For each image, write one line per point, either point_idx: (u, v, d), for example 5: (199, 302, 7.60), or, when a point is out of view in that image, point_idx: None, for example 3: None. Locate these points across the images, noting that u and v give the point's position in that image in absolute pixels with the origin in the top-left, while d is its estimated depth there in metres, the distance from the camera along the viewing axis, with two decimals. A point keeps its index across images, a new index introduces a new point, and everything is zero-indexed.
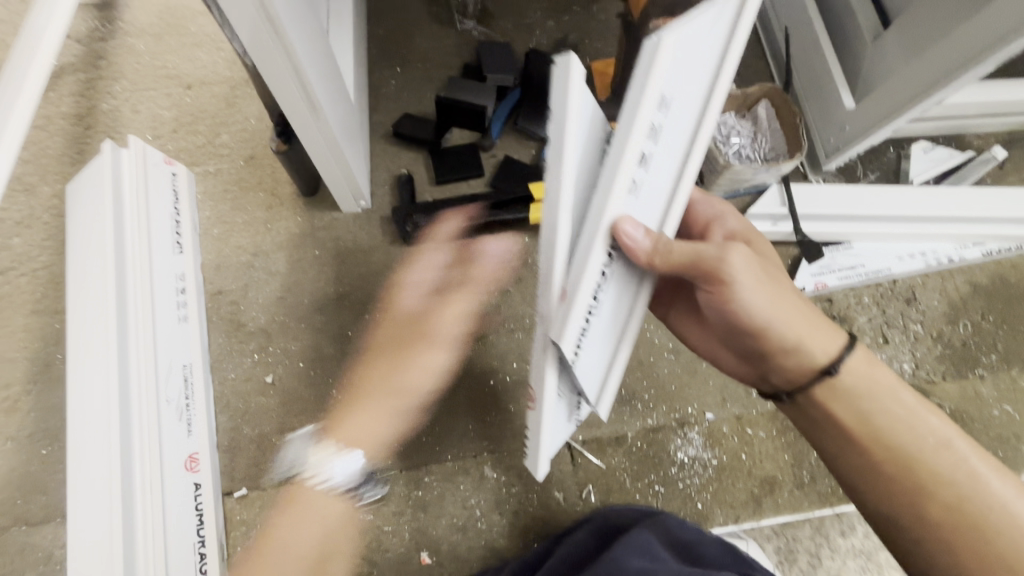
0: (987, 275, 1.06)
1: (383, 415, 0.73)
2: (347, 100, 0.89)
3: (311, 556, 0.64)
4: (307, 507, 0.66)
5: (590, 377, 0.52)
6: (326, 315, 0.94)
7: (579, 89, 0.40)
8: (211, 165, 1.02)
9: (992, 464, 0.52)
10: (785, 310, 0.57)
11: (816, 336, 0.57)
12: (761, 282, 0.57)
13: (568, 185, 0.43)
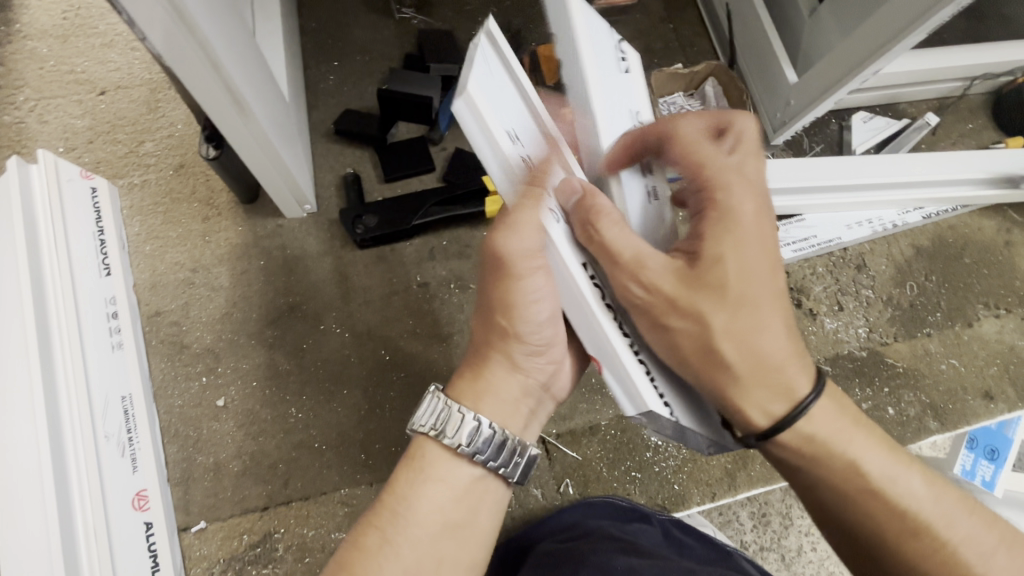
0: (928, 237, 1.10)
1: (512, 389, 0.55)
2: (280, 100, 0.84)
3: (427, 571, 0.48)
4: (422, 503, 0.50)
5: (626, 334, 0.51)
6: (277, 329, 0.88)
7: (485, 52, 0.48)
8: (136, 176, 0.94)
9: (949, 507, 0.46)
10: (752, 344, 0.45)
11: (775, 363, 0.45)
12: (678, 312, 0.46)
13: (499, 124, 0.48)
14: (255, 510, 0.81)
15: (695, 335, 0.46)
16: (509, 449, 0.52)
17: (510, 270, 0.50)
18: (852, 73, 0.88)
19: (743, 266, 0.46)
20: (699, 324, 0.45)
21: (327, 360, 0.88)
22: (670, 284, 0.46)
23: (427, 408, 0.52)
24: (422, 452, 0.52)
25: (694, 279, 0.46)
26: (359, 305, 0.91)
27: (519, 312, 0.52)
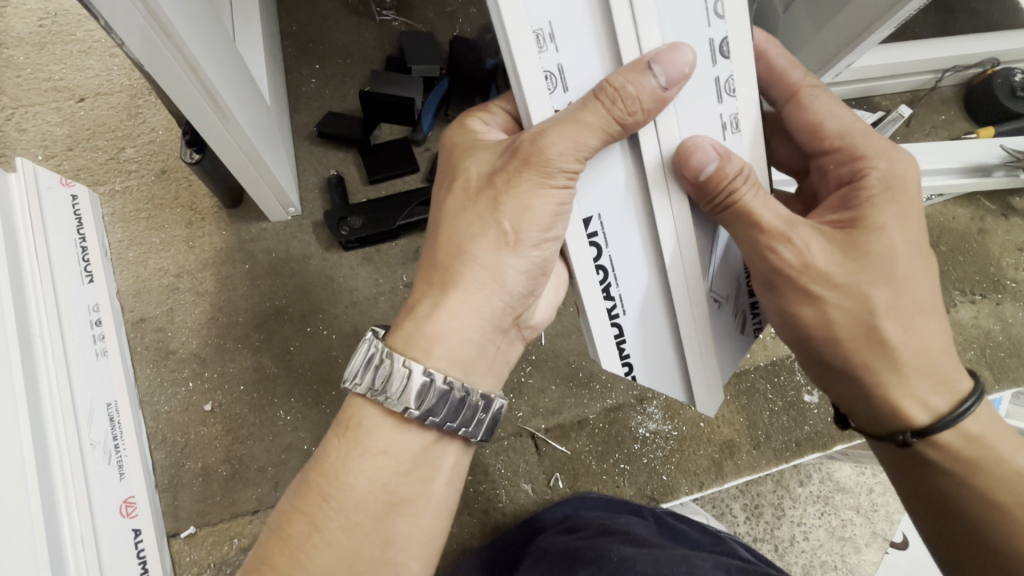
0: None
1: (475, 327, 0.50)
2: (260, 100, 0.83)
3: (369, 552, 0.46)
4: (356, 478, 0.46)
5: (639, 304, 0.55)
6: (263, 332, 0.88)
7: None
8: (117, 183, 0.94)
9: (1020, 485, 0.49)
10: (918, 336, 0.49)
11: (924, 357, 0.49)
12: (846, 290, 0.48)
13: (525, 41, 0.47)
14: (246, 514, 0.81)
15: (858, 311, 0.48)
16: (467, 406, 0.48)
17: (533, 171, 0.47)
18: (822, 72, 0.93)
19: (914, 253, 0.49)
20: (861, 301, 0.48)
21: (314, 362, 0.88)
22: (832, 261, 0.48)
23: (361, 369, 0.47)
24: (353, 417, 0.47)
25: (861, 254, 0.48)
26: (345, 306, 0.91)
27: (520, 230, 0.48)
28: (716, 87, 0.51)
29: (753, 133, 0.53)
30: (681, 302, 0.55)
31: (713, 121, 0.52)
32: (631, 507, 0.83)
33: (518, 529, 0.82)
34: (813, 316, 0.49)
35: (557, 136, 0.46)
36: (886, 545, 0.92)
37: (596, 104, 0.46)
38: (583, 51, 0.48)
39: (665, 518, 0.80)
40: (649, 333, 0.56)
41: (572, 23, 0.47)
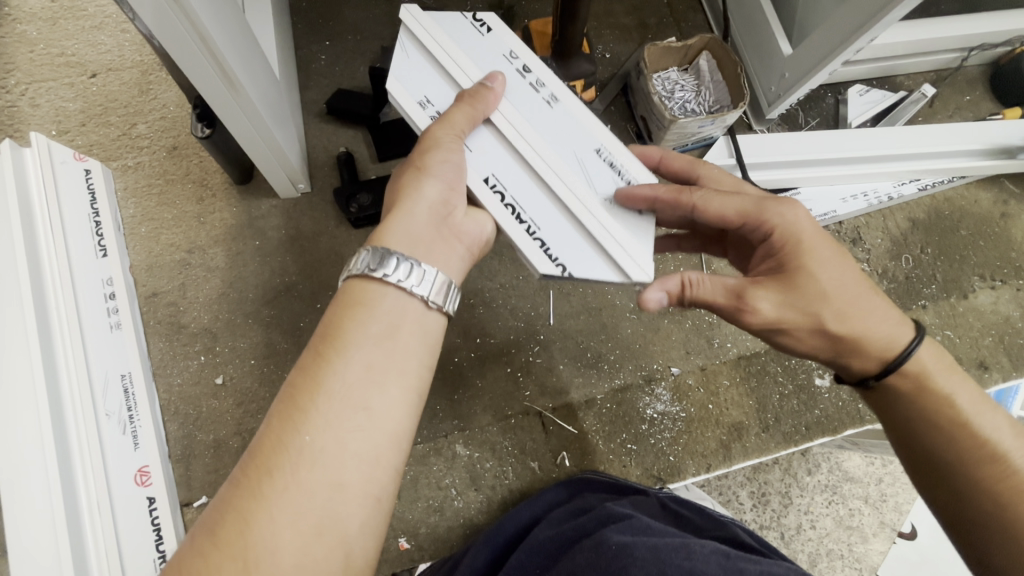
0: (923, 210, 1.10)
1: (420, 231, 0.53)
2: (270, 81, 0.83)
3: (360, 388, 0.45)
4: (354, 330, 0.47)
5: (555, 231, 0.58)
6: (274, 308, 0.89)
7: (405, 59, 0.62)
8: (130, 158, 0.94)
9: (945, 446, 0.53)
10: (861, 316, 0.53)
11: (879, 337, 0.53)
12: (795, 312, 0.53)
13: (412, 100, 0.61)
14: None
15: (810, 320, 0.53)
16: (431, 273, 0.51)
17: (428, 142, 0.55)
18: (832, 55, 0.90)
19: (832, 267, 0.53)
20: (812, 319, 0.53)
21: None
22: (779, 305, 0.53)
23: (353, 256, 0.51)
24: (351, 285, 0.50)
25: (795, 292, 0.52)
26: None
27: (425, 159, 0.54)
28: (531, 89, 0.61)
29: (584, 115, 0.61)
30: (594, 207, 0.58)
31: (539, 102, 0.61)
32: (639, 487, 0.83)
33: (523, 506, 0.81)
34: (785, 342, 0.55)
35: (439, 125, 0.55)
36: (893, 535, 0.91)
37: (456, 107, 0.56)
38: (446, 92, 0.61)
39: (668, 505, 0.79)
40: (580, 245, 0.58)
41: (434, 81, 0.61)
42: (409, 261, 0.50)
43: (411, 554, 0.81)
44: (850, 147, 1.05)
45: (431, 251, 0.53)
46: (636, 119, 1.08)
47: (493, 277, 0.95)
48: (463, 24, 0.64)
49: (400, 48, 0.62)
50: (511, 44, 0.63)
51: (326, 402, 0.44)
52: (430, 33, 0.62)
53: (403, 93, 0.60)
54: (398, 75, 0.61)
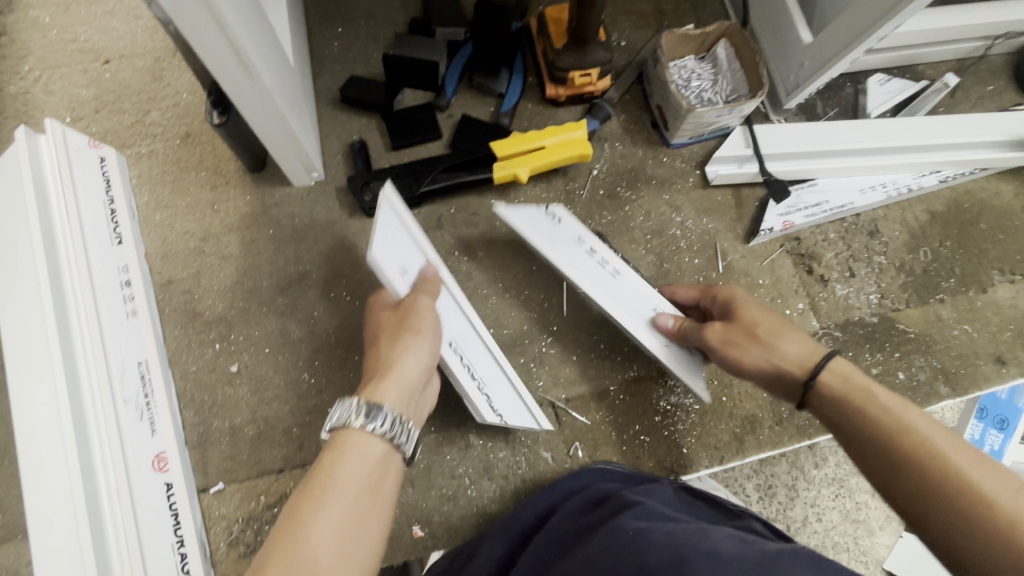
0: (943, 202, 1.09)
1: (398, 398, 0.61)
2: (283, 67, 0.81)
3: (352, 520, 0.52)
4: (342, 478, 0.54)
5: (493, 398, 0.81)
6: (288, 297, 0.89)
7: (388, 206, 0.75)
8: (143, 145, 0.94)
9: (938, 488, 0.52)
10: (785, 338, 0.66)
11: (807, 356, 0.64)
12: (749, 342, 0.67)
13: (410, 248, 0.78)
14: (271, 473, 0.81)
15: (761, 347, 0.66)
16: (406, 429, 0.59)
17: (413, 330, 0.67)
18: (856, 41, 0.88)
19: (762, 309, 0.69)
20: (759, 344, 0.66)
21: (338, 327, 0.88)
22: (717, 330, 0.70)
23: (347, 405, 0.58)
24: (342, 436, 0.57)
25: (732, 322, 0.70)
26: (369, 273, 0.91)
27: (418, 325, 0.67)
28: (597, 262, 0.84)
29: (632, 275, 0.84)
30: (508, 417, 0.82)
31: (600, 270, 0.84)
32: (657, 477, 0.82)
33: (534, 498, 0.80)
34: (741, 364, 0.68)
35: (408, 352, 0.65)
36: (900, 529, 0.91)
37: (392, 333, 0.67)
38: (405, 263, 0.76)
39: (683, 493, 0.78)
40: (511, 403, 0.83)
41: (405, 244, 0.78)
42: (381, 410, 0.58)
43: (424, 542, 0.82)
44: (869, 137, 1.04)
45: (415, 408, 0.65)
46: (651, 107, 1.06)
47: (506, 267, 0.94)
48: (541, 214, 0.85)
49: (386, 195, 0.75)
50: (577, 230, 0.86)
51: (321, 530, 0.50)
52: (528, 224, 0.83)
53: (383, 258, 0.71)
54: (386, 218, 0.73)
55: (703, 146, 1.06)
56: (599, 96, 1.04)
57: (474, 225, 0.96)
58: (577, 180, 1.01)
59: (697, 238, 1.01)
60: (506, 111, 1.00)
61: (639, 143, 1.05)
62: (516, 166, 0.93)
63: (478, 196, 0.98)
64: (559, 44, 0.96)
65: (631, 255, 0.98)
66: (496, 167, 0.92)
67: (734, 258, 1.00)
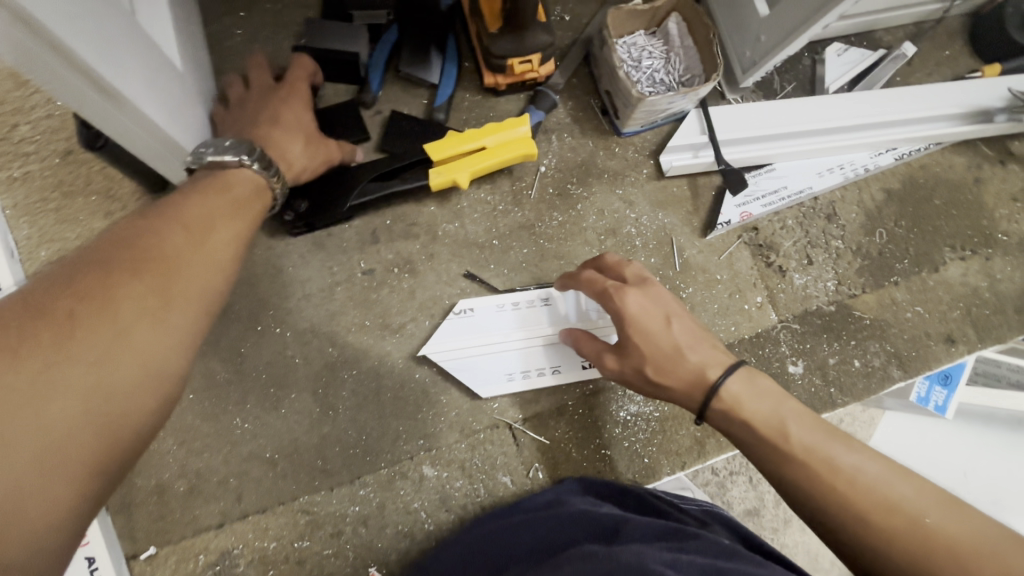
0: (899, 179, 1.06)
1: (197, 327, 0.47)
2: (163, 75, 0.68)
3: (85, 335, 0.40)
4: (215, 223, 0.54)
5: None
6: (209, 334, 0.80)
7: (441, 358, 0.83)
8: (16, 168, 0.80)
9: (888, 470, 0.56)
10: (674, 368, 0.67)
11: (694, 381, 0.67)
12: (644, 377, 0.70)
13: (481, 372, 0.83)
14: (208, 530, 0.75)
15: (671, 383, 0.68)
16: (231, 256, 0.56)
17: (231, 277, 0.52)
18: (814, 17, 0.81)
19: (653, 331, 0.69)
20: (657, 376, 0.68)
21: (269, 363, 0.80)
22: (620, 366, 0.72)
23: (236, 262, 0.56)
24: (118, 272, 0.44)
25: (625, 355, 0.71)
26: (300, 300, 0.83)
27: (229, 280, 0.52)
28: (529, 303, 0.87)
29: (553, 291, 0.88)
30: None
31: (542, 306, 0.87)
32: (621, 484, 0.80)
33: (493, 523, 0.76)
34: (649, 391, 0.71)
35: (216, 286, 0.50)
36: None
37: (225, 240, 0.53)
38: (485, 365, 0.84)
39: (645, 494, 0.77)
40: None
41: (467, 360, 0.83)
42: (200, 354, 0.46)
43: None
44: (825, 117, 1.00)
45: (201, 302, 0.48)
46: (600, 93, 0.97)
47: (452, 281, 0.88)
48: (456, 320, 0.85)
49: (428, 354, 0.83)
50: (504, 295, 0.87)
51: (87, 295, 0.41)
52: (467, 328, 0.85)
53: (487, 386, 0.83)
54: (447, 362, 0.83)
55: (657, 133, 0.99)
56: (543, 82, 0.95)
57: (413, 237, 0.88)
58: (524, 178, 0.93)
59: (653, 234, 0.95)
60: (440, 105, 0.90)
61: (588, 132, 0.97)
62: (452, 172, 0.83)
63: (416, 203, 0.89)
64: (494, 27, 0.85)
65: (585, 258, 0.92)
66: (432, 174, 0.83)
67: (691, 253, 0.96)
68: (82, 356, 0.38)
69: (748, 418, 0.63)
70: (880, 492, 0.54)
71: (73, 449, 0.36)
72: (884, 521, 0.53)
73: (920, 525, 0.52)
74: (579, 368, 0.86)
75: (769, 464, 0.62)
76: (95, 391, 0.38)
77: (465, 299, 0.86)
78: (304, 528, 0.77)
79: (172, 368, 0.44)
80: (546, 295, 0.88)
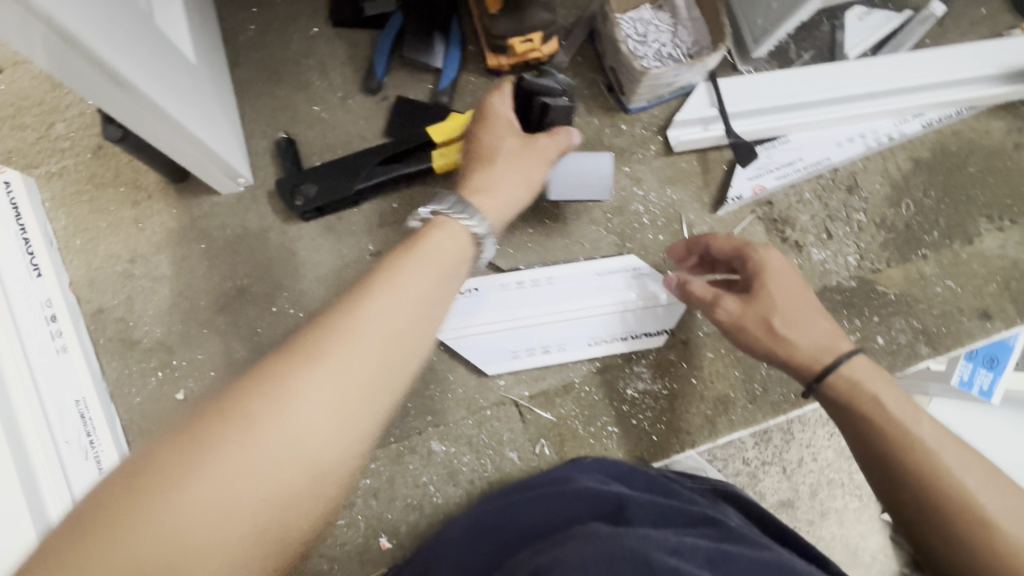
0: (928, 147, 1.01)
1: (411, 318, 0.53)
2: (194, 79, 0.76)
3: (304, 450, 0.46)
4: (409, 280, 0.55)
5: (628, 329, 0.88)
6: (228, 315, 0.84)
7: (448, 336, 0.85)
8: (54, 164, 0.86)
9: (1013, 492, 0.57)
10: (807, 329, 0.68)
11: (822, 347, 0.67)
12: (769, 328, 0.69)
13: (488, 350, 0.85)
14: None
15: (796, 340, 0.68)
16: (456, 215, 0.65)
17: (416, 311, 0.54)
18: None
19: (792, 292, 0.70)
20: (786, 325, 0.68)
21: (284, 342, 0.84)
22: (740, 313, 0.71)
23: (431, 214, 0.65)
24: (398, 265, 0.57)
25: (754, 302, 0.70)
26: (312, 282, 0.86)
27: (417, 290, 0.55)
28: (534, 283, 0.88)
29: (558, 271, 0.89)
30: (645, 340, 0.88)
31: (547, 285, 0.88)
32: (648, 471, 0.80)
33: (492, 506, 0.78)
34: (756, 344, 0.70)
35: (414, 290, 0.55)
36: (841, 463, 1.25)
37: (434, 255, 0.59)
38: (491, 344, 0.85)
39: (667, 483, 0.77)
40: (642, 324, 0.88)
41: (473, 339, 0.85)
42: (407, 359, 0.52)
43: (393, 553, 0.80)
44: (847, 84, 0.95)
45: (428, 296, 0.56)
46: (606, 70, 0.96)
47: None
48: (462, 299, 0.86)
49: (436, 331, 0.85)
50: (510, 276, 0.88)
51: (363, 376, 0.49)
52: (473, 308, 0.86)
53: (492, 364, 0.85)
54: (453, 341, 0.85)
55: (665, 107, 0.97)
56: (547, 61, 0.94)
57: None
58: None
59: (662, 211, 0.94)
60: (444, 88, 0.91)
61: (594, 110, 0.96)
62: (455, 153, 0.85)
63: (422, 186, 0.91)
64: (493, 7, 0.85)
65: (592, 237, 0.92)
66: (435, 156, 0.84)
67: (701, 230, 0.94)
68: (318, 409, 0.47)
69: (869, 413, 0.63)
70: (979, 505, 0.56)
71: (266, 561, 0.44)
72: (1007, 530, 0.54)
73: (1011, 544, 0.54)
74: (587, 347, 0.87)
75: (882, 450, 0.62)
76: (342, 420, 0.47)
77: (471, 279, 0.87)
78: None
79: (324, 464, 0.46)
80: (552, 275, 0.89)
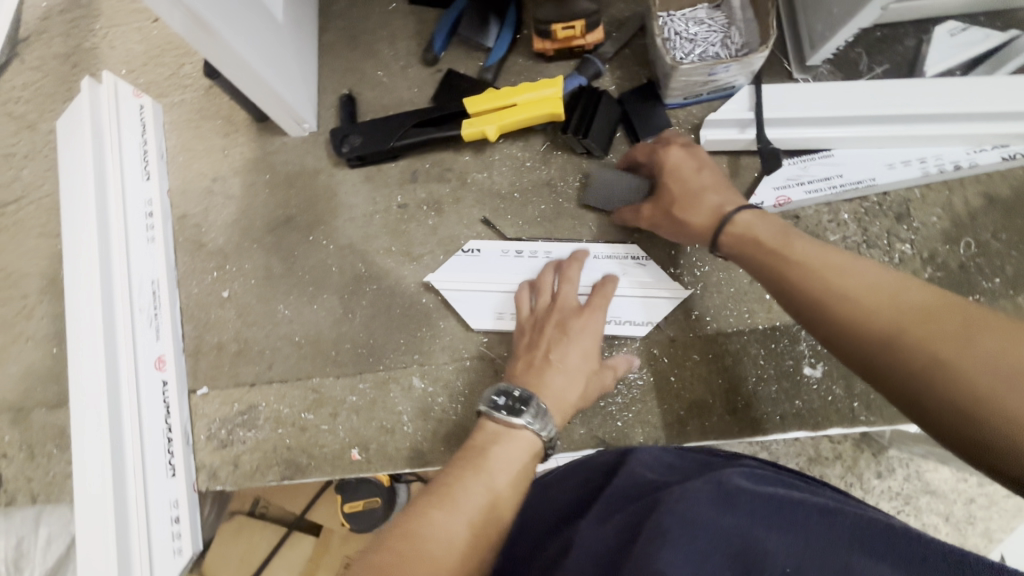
0: (1010, 186, 0.90)
1: (471, 500, 0.60)
2: (279, 39, 0.91)
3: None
4: (497, 458, 0.65)
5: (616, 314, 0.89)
6: (274, 236, 1.00)
7: (443, 286, 0.93)
8: (177, 96, 1.07)
9: (953, 308, 0.52)
10: (702, 207, 0.74)
11: (715, 213, 0.72)
12: (674, 220, 0.77)
13: (476, 307, 0.92)
14: (245, 384, 0.95)
15: (698, 223, 0.74)
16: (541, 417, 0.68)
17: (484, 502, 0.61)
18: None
19: (688, 177, 0.77)
20: (684, 216, 0.75)
21: (312, 266, 0.98)
22: (653, 216, 0.80)
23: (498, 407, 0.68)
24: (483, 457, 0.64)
25: (657, 202, 0.79)
26: (344, 220, 0.99)
27: (487, 463, 0.64)
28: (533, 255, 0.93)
29: (558, 248, 0.93)
30: (632, 328, 0.89)
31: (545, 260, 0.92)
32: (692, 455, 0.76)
33: (532, 491, 0.80)
34: (677, 238, 0.78)
35: (500, 476, 0.63)
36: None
37: (507, 446, 0.66)
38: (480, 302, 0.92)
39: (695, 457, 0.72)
40: (632, 312, 0.90)
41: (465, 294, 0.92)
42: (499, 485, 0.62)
43: (360, 465, 0.90)
44: (912, 102, 0.87)
45: (508, 448, 0.66)
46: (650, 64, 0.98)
47: (471, 224, 0.97)
48: (463, 257, 0.94)
49: (433, 280, 0.93)
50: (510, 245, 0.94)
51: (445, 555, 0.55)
52: (471, 266, 0.93)
53: (478, 320, 0.91)
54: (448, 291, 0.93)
55: (703, 107, 0.97)
56: (592, 50, 0.98)
57: (446, 180, 0.99)
58: (555, 139, 0.99)
59: None
60: (490, 65, 0.99)
61: None
62: (482, 124, 0.93)
63: (453, 152, 1.00)
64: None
65: (601, 221, 0.95)
66: (463, 125, 0.93)
67: None
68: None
69: (863, 303, 0.56)
70: (899, 336, 0.53)
71: None
72: (952, 359, 0.49)
73: (952, 369, 0.49)
74: None
75: (812, 317, 0.60)
76: None
77: (476, 240, 0.95)
78: (310, 404, 0.93)
79: None
80: (551, 250, 0.93)
